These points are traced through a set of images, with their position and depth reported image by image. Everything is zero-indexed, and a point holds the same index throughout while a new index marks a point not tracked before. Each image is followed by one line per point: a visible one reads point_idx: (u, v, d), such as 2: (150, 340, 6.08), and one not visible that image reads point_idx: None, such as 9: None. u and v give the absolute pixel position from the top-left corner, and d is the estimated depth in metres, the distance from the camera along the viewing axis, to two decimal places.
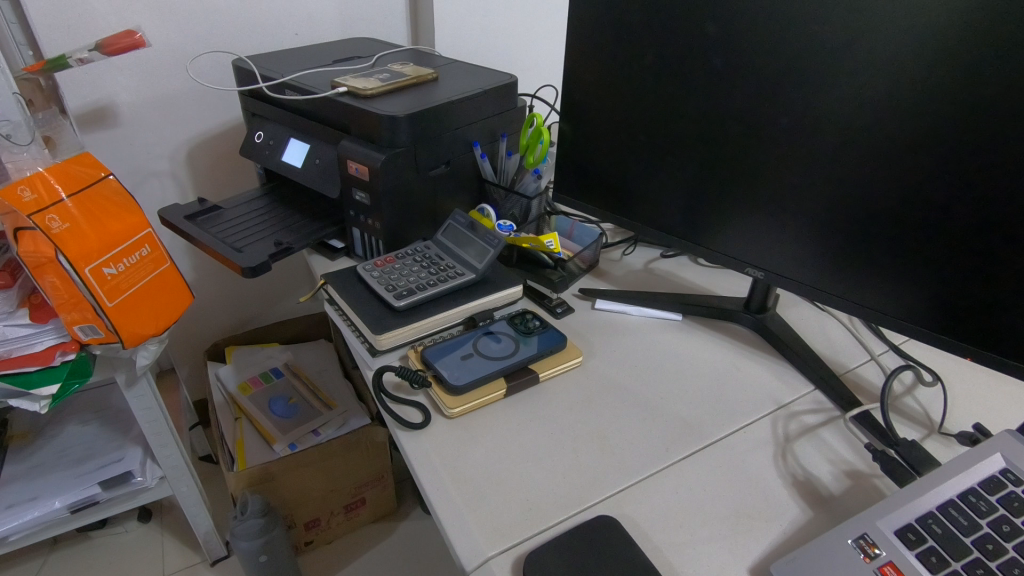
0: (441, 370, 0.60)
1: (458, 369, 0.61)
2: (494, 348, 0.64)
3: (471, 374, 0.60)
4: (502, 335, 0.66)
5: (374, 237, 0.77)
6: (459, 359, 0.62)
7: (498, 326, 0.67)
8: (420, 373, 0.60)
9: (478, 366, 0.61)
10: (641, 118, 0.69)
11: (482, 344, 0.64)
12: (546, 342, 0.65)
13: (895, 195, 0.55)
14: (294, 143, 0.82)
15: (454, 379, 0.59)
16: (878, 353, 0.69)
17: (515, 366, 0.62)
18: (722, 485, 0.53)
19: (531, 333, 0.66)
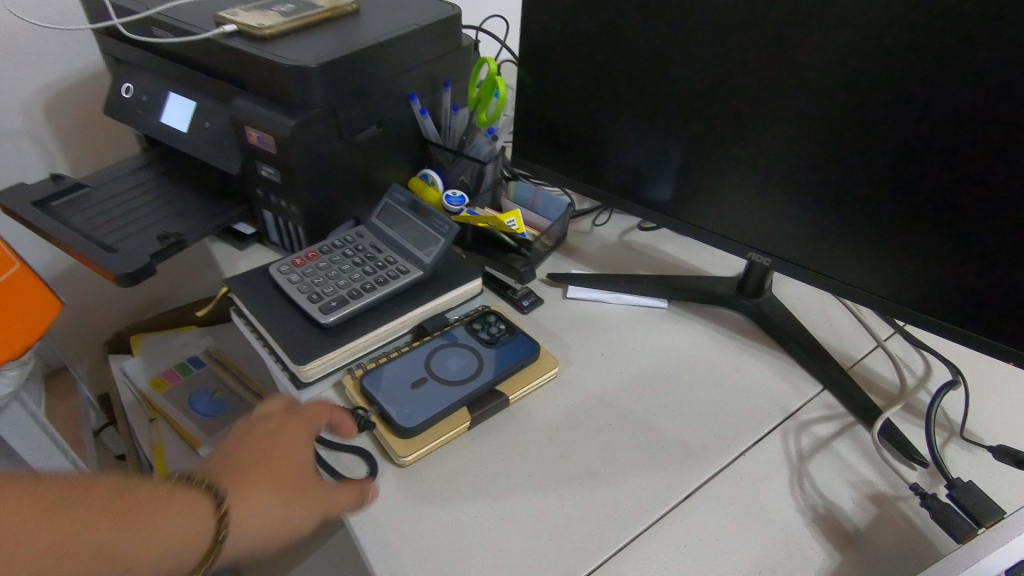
0: (387, 407, 0.48)
1: (408, 404, 0.48)
2: (452, 366, 0.52)
3: (425, 410, 0.48)
4: (462, 349, 0.53)
5: (292, 223, 0.62)
6: (408, 388, 0.49)
7: (454, 335, 0.55)
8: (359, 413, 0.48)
9: (434, 395, 0.49)
10: (621, 67, 0.55)
11: (438, 363, 0.52)
12: (514, 354, 0.53)
13: (939, 177, 0.44)
14: (175, 100, 0.63)
15: (403, 419, 0.47)
16: (884, 339, 0.61)
17: (479, 391, 0.50)
18: (734, 530, 0.44)
19: (496, 342, 0.54)
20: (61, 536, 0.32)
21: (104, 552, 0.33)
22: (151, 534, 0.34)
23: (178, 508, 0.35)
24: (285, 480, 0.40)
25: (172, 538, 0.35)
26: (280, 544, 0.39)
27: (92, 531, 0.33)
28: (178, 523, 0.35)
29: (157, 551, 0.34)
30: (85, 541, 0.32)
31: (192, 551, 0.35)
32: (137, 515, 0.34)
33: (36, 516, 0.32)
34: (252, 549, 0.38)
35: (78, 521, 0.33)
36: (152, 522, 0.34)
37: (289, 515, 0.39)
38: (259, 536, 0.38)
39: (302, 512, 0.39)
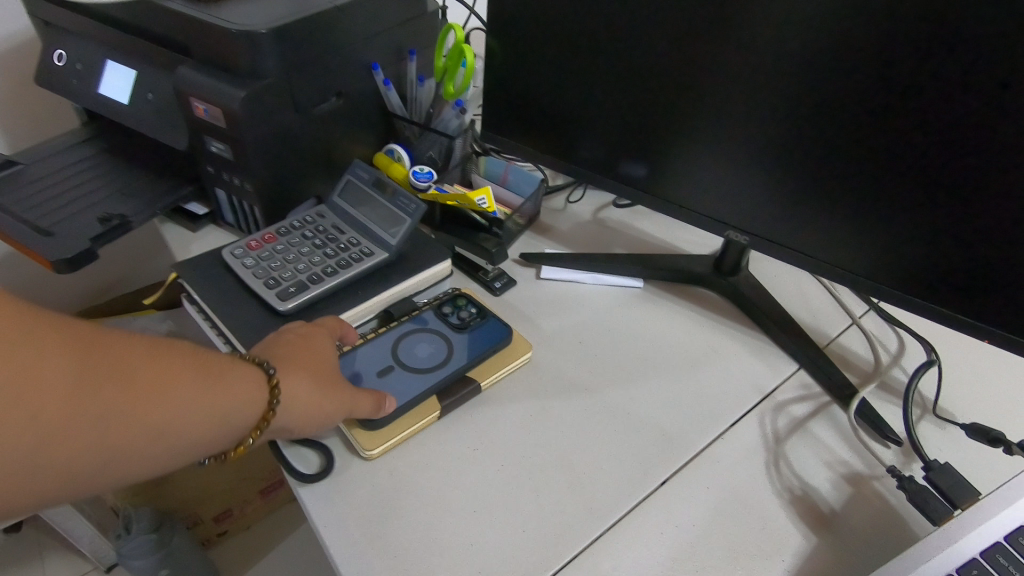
0: None
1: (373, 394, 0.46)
2: (421, 353, 0.49)
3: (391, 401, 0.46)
4: (432, 335, 0.51)
5: (247, 202, 0.58)
6: (374, 377, 0.47)
7: (423, 320, 0.52)
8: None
9: (401, 385, 0.47)
10: (593, 35, 0.52)
11: (405, 351, 0.49)
12: (485, 340, 0.51)
13: (920, 152, 0.42)
14: (114, 69, 0.58)
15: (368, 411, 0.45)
16: (859, 316, 0.60)
17: (448, 380, 0.48)
18: (712, 517, 0.44)
19: (466, 327, 0.52)
20: (144, 391, 0.31)
21: (181, 411, 0.32)
22: (220, 400, 0.34)
23: (242, 378, 0.36)
24: (320, 369, 0.42)
25: (236, 407, 0.35)
26: (312, 428, 0.41)
27: (171, 387, 0.32)
28: (240, 389, 0.35)
29: (222, 415, 0.35)
30: (166, 398, 0.32)
31: (248, 420, 0.36)
32: (210, 379, 0.34)
33: (121, 368, 0.31)
34: (287, 428, 0.40)
35: (160, 376, 0.32)
36: (220, 388, 0.35)
37: (325, 401, 0.41)
38: (299, 415, 0.40)
39: (336, 401, 0.41)
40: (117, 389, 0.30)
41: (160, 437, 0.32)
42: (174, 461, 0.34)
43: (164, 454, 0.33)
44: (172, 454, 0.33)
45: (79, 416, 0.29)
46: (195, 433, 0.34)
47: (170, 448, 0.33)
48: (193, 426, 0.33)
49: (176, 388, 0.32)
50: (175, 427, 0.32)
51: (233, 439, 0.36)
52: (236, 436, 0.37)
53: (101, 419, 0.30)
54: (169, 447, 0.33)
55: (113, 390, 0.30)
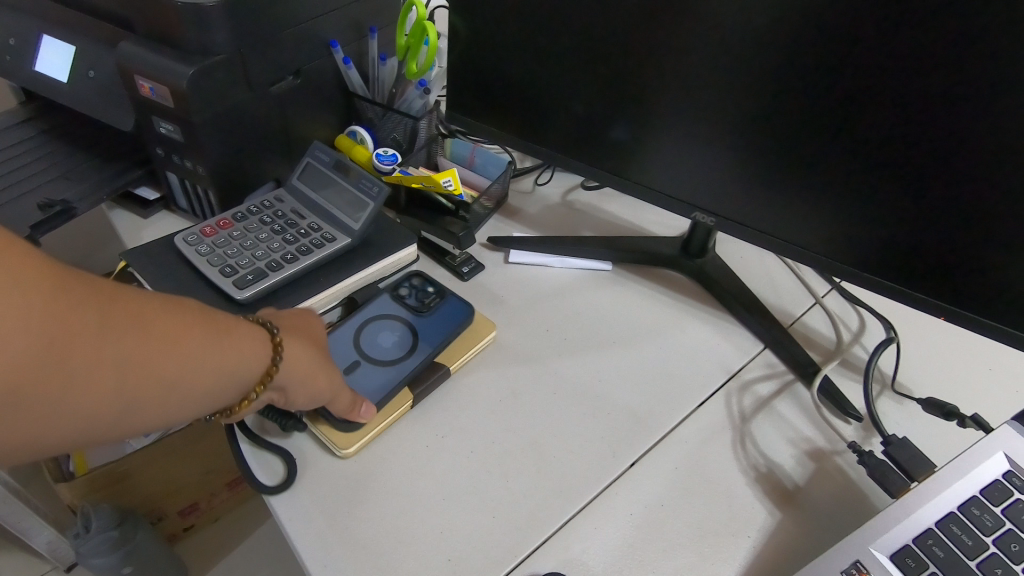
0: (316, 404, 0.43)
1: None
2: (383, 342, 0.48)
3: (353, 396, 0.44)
4: (392, 321, 0.50)
5: (201, 186, 0.55)
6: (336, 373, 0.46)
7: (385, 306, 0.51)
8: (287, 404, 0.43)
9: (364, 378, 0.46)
10: (557, 11, 0.51)
11: (367, 341, 0.48)
12: (447, 321, 0.50)
13: (880, 132, 0.43)
14: (51, 44, 0.54)
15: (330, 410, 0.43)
16: (822, 295, 0.61)
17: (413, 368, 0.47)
18: (680, 496, 0.44)
19: (427, 309, 0.51)
20: (166, 342, 0.29)
21: (195, 366, 0.31)
22: (230, 357, 0.33)
23: (247, 336, 0.34)
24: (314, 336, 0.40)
25: (243, 362, 0.34)
26: (305, 397, 0.40)
27: (188, 339, 0.30)
28: (247, 345, 0.34)
29: (230, 371, 0.33)
30: (182, 353, 0.30)
31: (252, 378, 0.35)
32: (218, 333, 0.32)
33: (143, 320, 0.28)
34: (281, 392, 0.38)
35: (177, 329, 0.30)
36: (230, 344, 0.33)
37: (319, 372, 0.39)
38: (297, 378, 0.38)
39: (325, 380, 0.40)
40: (141, 341, 0.28)
41: (175, 391, 0.30)
42: (181, 415, 0.32)
43: (173, 408, 0.31)
44: (181, 407, 0.32)
45: (103, 369, 0.27)
46: (205, 389, 0.32)
47: (179, 402, 0.31)
48: (204, 381, 0.32)
49: (192, 342, 0.30)
50: (189, 380, 0.31)
51: (235, 395, 0.35)
52: (239, 392, 0.35)
53: (122, 367, 0.27)
54: (181, 401, 0.31)
55: (138, 344, 0.28)
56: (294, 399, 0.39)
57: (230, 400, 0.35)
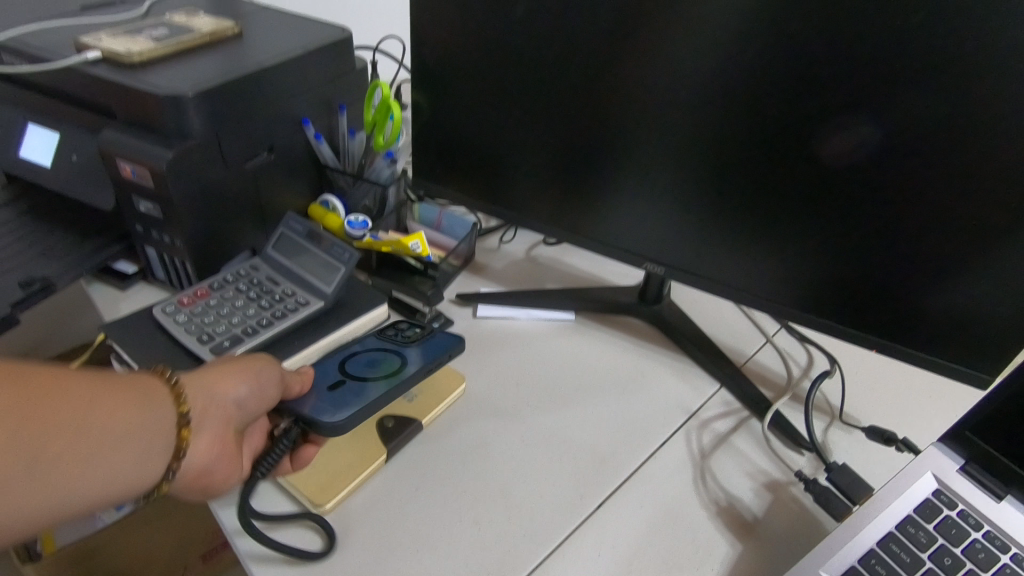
0: (307, 411, 0.46)
1: (328, 403, 0.47)
2: (372, 360, 0.52)
3: (346, 405, 0.47)
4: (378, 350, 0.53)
5: (178, 258, 0.58)
6: (326, 389, 0.48)
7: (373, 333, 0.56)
8: (278, 437, 0.46)
9: (355, 390, 0.48)
10: (509, 89, 0.56)
11: (352, 364, 0.51)
12: (439, 343, 0.54)
13: (798, 187, 0.48)
14: (36, 132, 0.58)
15: (324, 416, 0.46)
16: (772, 334, 0.66)
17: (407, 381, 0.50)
18: (645, 534, 0.46)
19: (413, 342, 0.54)
20: (48, 388, 0.31)
21: (92, 405, 0.33)
22: (126, 392, 0.35)
23: (131, 376, 0.36)
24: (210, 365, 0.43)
25: (147, 394, 0.36)
26: (245, 397, 0.42)
27: (72, 382, 0.32)
28: (130, 378, 0.36)
29: (136, 403, 0.35)
30: (74, 401, 0.32)
31: (165, 405, 0.36)
32: (107, 377, 0.35)
33: (14, 375, 0.31)
34: (221, 408, 0.41)
35: (57, 377, 0.32)
36: (122, 384, 0.35)
37: (228, 369, 0.42)
38: (215, 387, 0.41)
39: (243, 365, 0.43)
40: (18, 390, 0.30)
41: (83, 433, 0.32)
42: (113, 465, 0.33)
43: (95, 455, 0.32)
44: (105, 454, 0.33)
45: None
46: (120, 427, 0.34)
47: (98, 446, 0.32)
48: (111, 420, 0.33)
49: (77, 385, 0.33)
50: (94, 419, 0.33)
51: (163, 430, 0.36)
52: (165, 426, 0.36)
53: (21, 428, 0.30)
54: (98, 445, 0.32)
55: (15, 392, 0.30)
56: (242, 407, 0.42)
57: (165, 444, 0.36)
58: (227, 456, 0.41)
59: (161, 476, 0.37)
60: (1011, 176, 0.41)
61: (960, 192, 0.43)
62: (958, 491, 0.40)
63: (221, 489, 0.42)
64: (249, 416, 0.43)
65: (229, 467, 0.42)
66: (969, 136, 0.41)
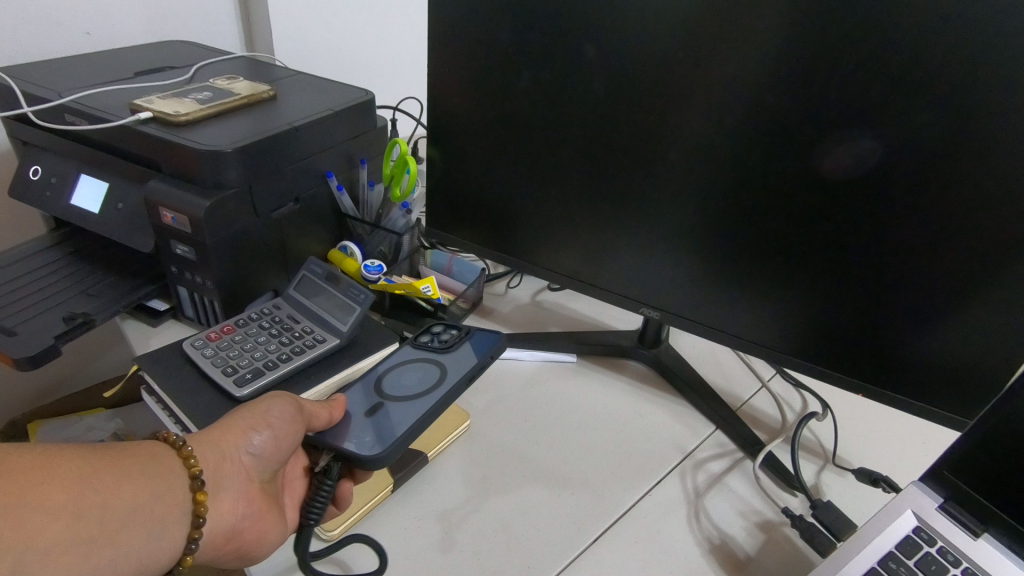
0: (348, 446, 0.46)
1: (366, 435, 0.47)
2: (407, 376, 0.52)
3: (386, 431, 0.47)
4: (415, 365, 0.54)
5: (207, 297, 0.63)
6: (364, 416, 0.49)
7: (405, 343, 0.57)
8: (321, 478, 0.45)
9: (394, 414, 0.49)
10: (516, 148, 0.61)
11: (391, 384, 0.52)
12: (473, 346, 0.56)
13: (780, 237, 0.52)
14: (87, 182, 0.64)
15: (367, 450, 0.45)
16: (767, 379, 0.68)
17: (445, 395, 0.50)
18: (638, 569, 0.48)
19: (450, 347, 0.55)
20: (50, 473, 0.34)
21: (91, 487, 0.35)
22: (129, 470, 0.38)
23: (136, 450, 0.40)
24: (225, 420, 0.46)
25: (151, 469, 0.39)
26: (261, 443, 0.45)
27: (72, 465, 0.35)
28: (136, 451, 0.40)
29: (142, 478, 0.38)
30: (88, 485, 0.35)
31: (174, 475, 0.40)
32: (113, 455, 0.38)
33: (16, 464, 0.33)
34: (237, 464, 0.44)
35: (58, 461, 0.35)
36: (124, 461, 0.38)
37: (237, 419, 0.45)
38: (224, 444, 0.44)
39: (252, 412, 0.45)
40: (17, 478, 0.33)
41: (83, 517, 0.34)
42: (118, 545, 0.36)
43: (104, 535, 0.35)
44: (107, 535, 0.35)
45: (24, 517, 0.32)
46: (123, 505, 0.36)
47: (105, 527, 0.35)
48: (112, 499, 0.36)
49: (79, 467, 0.36)
50: (94, 500, 0.35)
51: (176, 500, 0.39)
52: (178, 496, 0.40)
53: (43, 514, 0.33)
54: (99, 528, 0.35)
55: (27, 477, 0.33)
56: (260, 460, 0.45)
57: (175, 514, 0.39)
58: (253, 513, 0.45)
59: (180, 545, 0.40)
60: (972, 231, 0.45)
61: (930, 245, 0.47)
62: (939, 529, 0.41)
63: (258, 551, 0.44)
64: (270, 463, 0.46)
65: (262, 524, 0.45)
66: (935, 196, 0.45)
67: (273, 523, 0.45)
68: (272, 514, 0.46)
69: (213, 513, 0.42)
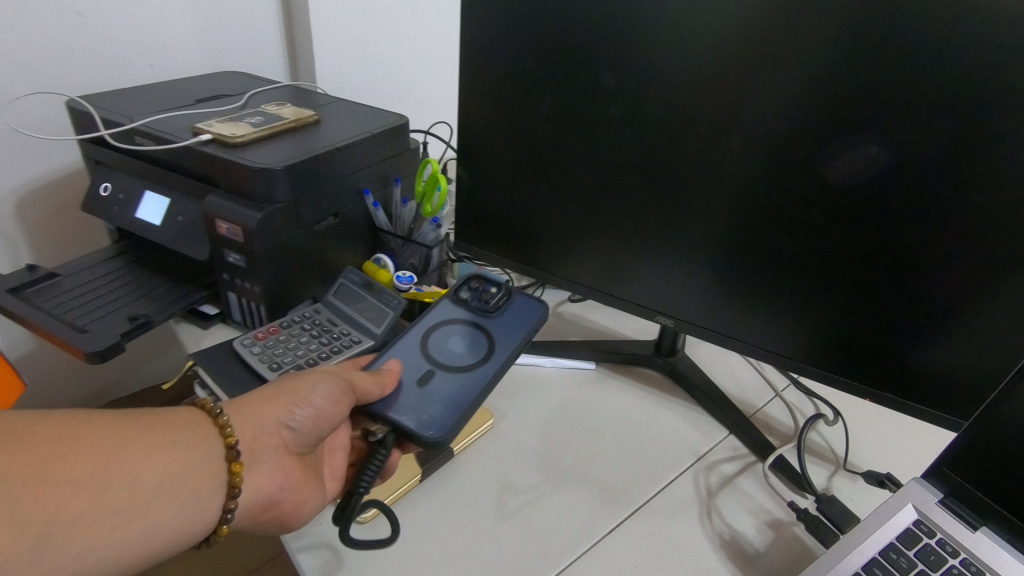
0: (406, 421, 0.50)
1: (422, 408, 0.51)
2: (453, 348, 0.57)
3: (442, 406, 0.51)
4: (461, 335, 0.58)
5: (254, 301, 0.68)
6: (417, 388, 0.53)
7: (447, 312, 0.60)
8: (377, 446, 0.49)
9: (446, 387, 0.53)
10: (539, 165, 0.66)
11: (441, 355, 0.56)
12: (514, 318, 0.60)
13: (787, 248, 0.56)
14: (150, 197, 0.71)
15: (426, 424, 0.50)
16: (781, 389, 0.70)
17: (495, 369, 0.54)
18: (651, 559, 0.51)
19: (494, 313, 0.60)
20: (81, 446, 0.38)
21: (121, 460, 0.39)
22: (163, 442, 0.42)
23: (172, 420, 0.44)
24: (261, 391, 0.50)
25: (186, 441, 0.43)
26: (301, 418, 0.49)
27: (104, 437, 0.39)
28: (170, 421, 0.43)
29: (176, 450, 0.42)
30: (119, 456, 0.39)
31: (209, 446, 0.44)
32: (150, 426, 0.42)
33: (50, 436, 0.37)
34: (275, 435, 0.48)
35: (92, 435, 0.39)
36: (160, 434, 0.42)
37: (279, 395, 0.49)
38: (262, 415, 0.48)
39: (294, 390, 0.49)
40: (50, 452, 0.37)
41: (110, 489, 0.38)
42: (147, 515, 0.39)
43: (132, 506, 0.39)
44: (137, 505, 0.39)
45: (56, 488, 0.36)
46: (152, 478, 0.40)
47: (133, 498, 0.39)
48: (141, 472, 0.39)
49: (112, 440, 0.39)
50: (123, 472, 0.39)
51: (210, 471, 0.43)
52: (212, 467, 0.43)
53: (73, 487, 0.37)
54: (127, 500, 0.38)
55: (58, 452, 0.37)
56: (298, 433, 0.50)
57: (209, 485, 0.43)
58: (291, 485, 0.49)
59: (216, 514, 0.44)
60: (967, 242, 0.48)
61: (929, 254, 0.50)
62: (937, 522, 0.43)
63: (295, 519, 0.49)
64: (307, 437, 0.50)
65: (297, 495, 0.49)
66: (933, 207, 0.48)
67: (308, 493, 0.50)
68: (307, 485, 0.50)
69: (250, 483, 0.46)
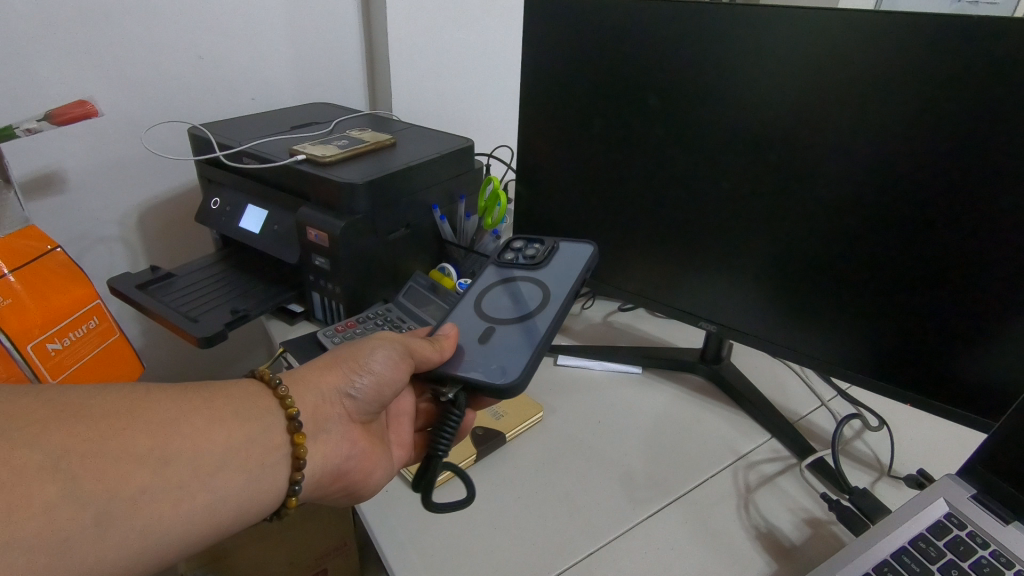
0: (474, 375, 0.53)
1: (489, 362, 0.54)
2: (508, 304, 0.61)
3: (505, 358, 0.54)
4: (515, 290, 0.62)
5: (335, 301, 0.77)
6: (479, 345, 0.56)
7: (498, 276, 0.65)
8: (452, 406, 0.52)
9: (508, 338, 0.57)
10: (591, 181, 0.72)
11: (498, 312, 0.60)
12: (561, 265, 0.64)
13: (824, 254, 0.59)
14: (252, 209, 0.82)
15: (497, 375, 0.52)
16: (827, 399, 0.71)
17: (553, 316, 0.58)
18: (688, 542, 0.54)
19: (542, 264, 0.64)
20: (136, 424, 0.40)
21: (180, 436, 0.42)
22: (223, 415, 0.45)
23: (232, 395, 0.47)
24: (322, 362, 0.54)
25: (247, 415, 0.46)
26: (361, 388, 0.54)
27: (163, 414, 0.42)
28: (228, 396, 0.47)
29: (236, 423, 0.45)
30: (179, 433, 0.42)
31: (269, 419, 0.47)
32: (209, 400, 0.45)
33: (109, 414, 0.40)
34: (339, 401, 0.54)
35: (149, 409, 0.42)
36: (218, 408, 0.45)
37: (336, 365, 0.54)
38: (313, 386, 0.52)
39: (352, 360, 0.54)
40: (109, 425, 0.39)
41: (169, 465, 0.41)
42: (210, 488, 0.42)
43: (194, 479, 0.42)
44: (198, 479, 0.42)
45: (119, 462, 0.39)
46: (214, 452, 0.43)
47: (194, 472, 0.42)
48: (202, 446, 0.43)
49: (169, 415, 0.42)
50: (183, 447, 0.42)
51: (273, 445, 0.47)
52: (275, 439, 0.47)
53: (128, 464, 0.39)
54: (190, 475, 0.41)
55: (114, 427, 0.40)
56: (359, 404, 0.54)
57: (272, 458, 0.47)
58: (358, 454, 0.55)
59: (283, 484, 0.48)
60: (1000, 250, 0.49)
61: (960, 260, 0.52)
62: (968, 515, 0.46)
63: (363, 485, 0.55)
64: (369, 405, 0.55)
65: (363, 464, 0.55)
66: (964, 214, 0.50)
67: (374, 462, 0.56)
68: (374, 452, 0.56)
69: (315, 453, 0.51)
